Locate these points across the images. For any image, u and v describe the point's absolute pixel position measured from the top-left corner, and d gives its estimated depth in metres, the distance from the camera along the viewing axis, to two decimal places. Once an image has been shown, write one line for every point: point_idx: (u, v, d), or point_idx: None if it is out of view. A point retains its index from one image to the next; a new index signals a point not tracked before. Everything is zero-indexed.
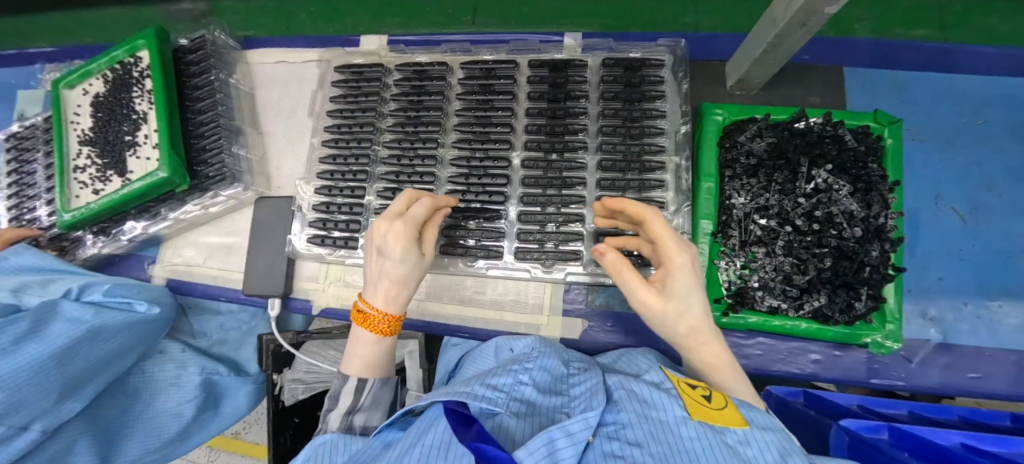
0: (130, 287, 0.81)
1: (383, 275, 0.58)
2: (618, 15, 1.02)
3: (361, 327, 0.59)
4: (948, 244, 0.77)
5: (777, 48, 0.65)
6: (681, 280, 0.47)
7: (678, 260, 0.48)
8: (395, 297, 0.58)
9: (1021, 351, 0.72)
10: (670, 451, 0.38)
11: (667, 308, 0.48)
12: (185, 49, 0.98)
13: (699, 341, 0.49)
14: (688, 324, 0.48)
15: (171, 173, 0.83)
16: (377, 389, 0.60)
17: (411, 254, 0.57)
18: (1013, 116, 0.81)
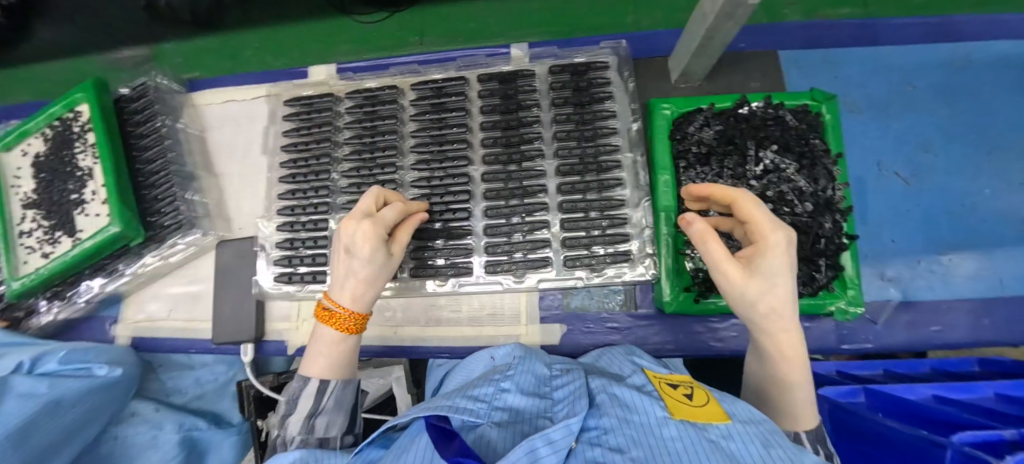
0: (87, 352, 0.79)
1: (350, 274, 0.56)
2: (562, 21, 1.05)
3: (327, 326, 0.56)
4: (896, 207, 0.81)
5: (711, 40, 0.68)
6: (773, 258, 0.45)
7: (773, 239, 0.46)
8: (364, 297, 0.57)
9: (973, 300, 0.77)
10: (650, 451, 0.36)
11: (751, 282, 0.45)
12: (127, 98, 0.95)
13: (775, 327, 0.45)
14: (771, 304, 0.44)
15: (124, 227, 0.80)
16: (340, 390, 0.56)
17: (380, 251, 0.57)
18: (938, 80, 0.86)
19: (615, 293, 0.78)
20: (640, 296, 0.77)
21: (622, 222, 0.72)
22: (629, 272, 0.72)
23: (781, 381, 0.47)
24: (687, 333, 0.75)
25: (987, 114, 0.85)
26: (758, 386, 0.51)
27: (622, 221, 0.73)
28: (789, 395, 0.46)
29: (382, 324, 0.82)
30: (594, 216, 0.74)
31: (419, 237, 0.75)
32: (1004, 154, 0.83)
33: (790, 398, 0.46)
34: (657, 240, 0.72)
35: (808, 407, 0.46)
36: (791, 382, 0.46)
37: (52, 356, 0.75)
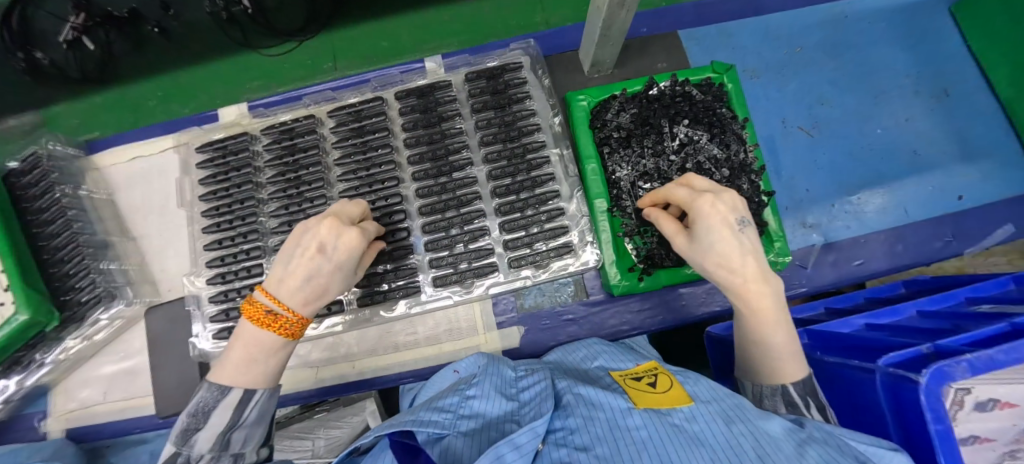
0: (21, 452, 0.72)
1: (316, 279, 0.49)
2: (473, 29, 1.06)
3: (268, 328, 0.47)
4: (807, 158, 0.88)
5: (611, 30, 0.71)
6: (703, 221, 0.48)
7: (703, 205, 0.49)
8: (315, 305, 0.51)
9: (886, 230, 0.84)
10: (620, 446, 0.36)
11: (693, 248, 0.50)
12: (17, 172, 0.86)
13: (730, 283, 0.47)
14: (715, 262, 0.47)
15: (35, 312, 0.72)
16: (264, 401, 0.48)
17: (356, 264, 0.52)
18: (821, 38, 0.94)
19: (565, 284, 0.79)
20: (589, 283, 0.79)
21: (559, 213, 0.75)
22: (574, 263, 0.74)
23: (754, 339, 0.48)
24: (640, 311, 0.77)
25: (868, 62, 0.93)
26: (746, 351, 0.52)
27: (559, 214, 0.75)
28: (766, 349, 0.47)
29: (338, 361, 0.79)
30: (531, 214, 0.75)
31: None
32: (888, 95, 0.92)
33: (765, 351, 0.47)
34: (595, 227, 0.74)
35: (789, 357, 0.46)
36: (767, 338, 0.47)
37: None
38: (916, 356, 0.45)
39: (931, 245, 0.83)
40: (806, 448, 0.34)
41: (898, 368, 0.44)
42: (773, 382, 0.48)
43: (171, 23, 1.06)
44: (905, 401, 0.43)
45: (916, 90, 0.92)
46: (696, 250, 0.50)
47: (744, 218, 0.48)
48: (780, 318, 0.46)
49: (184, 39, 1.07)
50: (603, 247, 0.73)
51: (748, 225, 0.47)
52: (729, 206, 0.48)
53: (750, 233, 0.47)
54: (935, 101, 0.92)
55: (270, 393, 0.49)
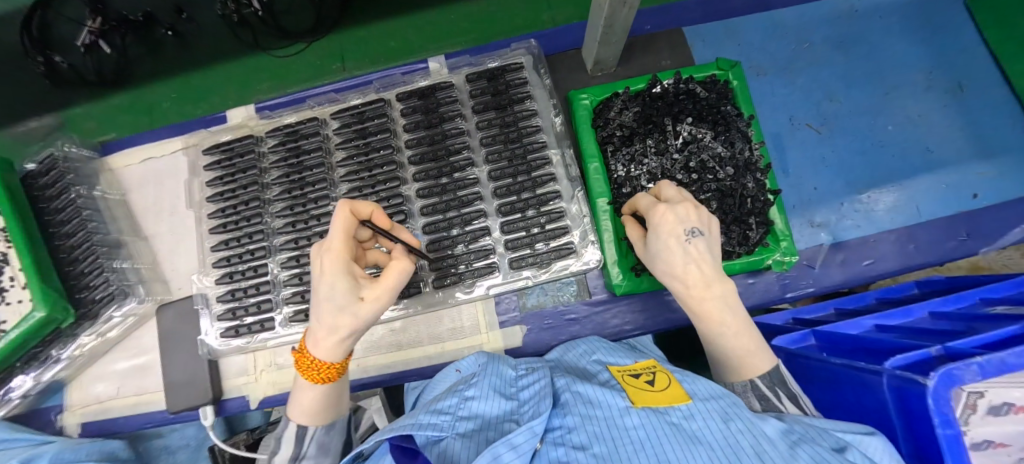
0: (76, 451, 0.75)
1: (322, 326, 0.48)
2: (480, 29, 1.06)
3: (306, 378, 0.53)
4: (813, 156, 0.86)
5: (613, 27, 0.70)
6: (653, 234, 0.54)
7: (654, 218, 0.54)
8: (343, 344, 0.50)
9: (896, 229, 0.82)
10: (619, 447, 0.35)
11: (649, 255, 0.57)
12: (35, 173, 0.88)
13: (678, 287, 0.52)
14: (664, 268, 0.53)
15: (51, 310, 0.74)
16: (321, 434, 0.57)
17: (338, 298, 0.46)
18: (830, 33, 0.92)
19: (567, 284, 0.79)
20: (591, 283, 0.79)
21: (560, 215, 0.74)
22: (576, 263, 0.73)
23: (711, 337, 0.52)
24: (643, 310, 0.77)
25: (879, 57, 0.91)
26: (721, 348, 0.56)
27: (560, 214, 0.74)
28: (721, 346, 0.52)
29: None
30: (532, 213, 0.75)
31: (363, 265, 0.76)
32: (899, 91, 0.90)
33: (721, 347, 0.51)
34: (597, 227, 0.73)
35: (740, 356, 0.50)
36: (720, 335, 0.51)
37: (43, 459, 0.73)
38: (925, 359, 0.44)
39: (945, 244, 0.80)
40: (802, 444, 0.35)
41: (906, 371, 0.43)
42: (737, 379, 0.52)
43: (185, 26, 1.09)
44: (913, 404, 0.43)
45: (929, 85, 0.90)
46: (650, 257, 0.56)
47: (694, 229, 0.51)
48: (730, 320, 0.50)
49: (198, 39, 1.10)
50: (605, 246, 0.73)
51: (697, 236, 0.51)
52: (678, 218, 0.52)
53: (698, 243, 0.51)
54: (950, 97, 0.89)
55: (326, 427, 0.57)
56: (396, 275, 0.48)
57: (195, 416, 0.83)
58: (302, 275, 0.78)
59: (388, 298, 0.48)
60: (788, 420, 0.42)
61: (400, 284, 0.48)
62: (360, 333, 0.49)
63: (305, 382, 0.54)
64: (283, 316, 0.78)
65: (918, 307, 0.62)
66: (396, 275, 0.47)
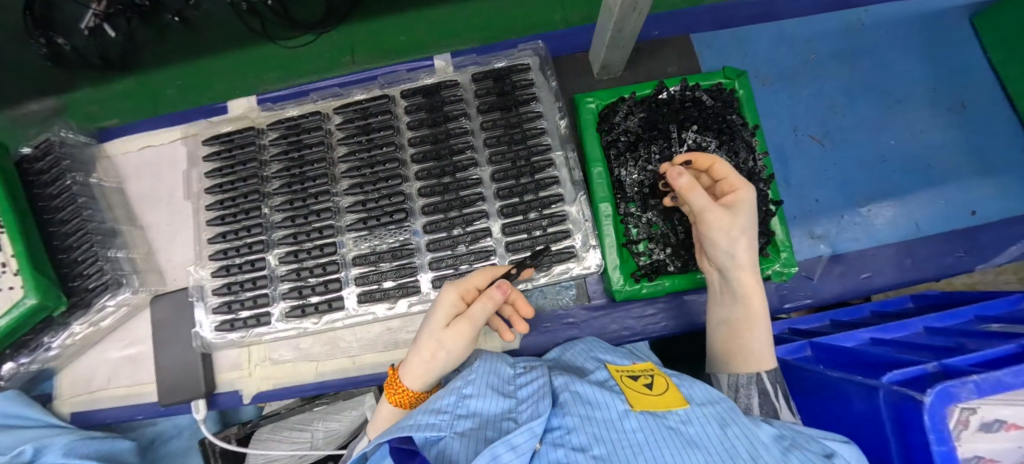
0: (89, 443, 0.76)
1: (415, 351, 0.54)
2: (492, 26, 1.06)
3: (387, 396, 0.56)
4: (816, 168, 0.87)
5: (621, 32, 0.70)
6: (749, 206, 0.55)
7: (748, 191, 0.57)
8: (429, 376, 0.54)
9: (895, 243, 0.82)
10: (617, 450, 0.35)
11: (736, 220, 0.53)
12: (30, 157, 0.87)
13: (748, 262, 0.54)
14: (747, 239, 0.54)
15: (43, 297, 0.73)
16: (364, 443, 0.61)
17: (434, 318, 0.54)
18: (836, 45, 0.92)
19: (567, 288, 0.79)
20: (591, 288, 0.79)
21: (562, 218, 0.74)
22: (577, 267, 0.73)
23: (749, 320, 0.54)
24: (642, 316, 0.77)
25: (884, 71, 0.92)
26: (725, 338, 0.56)
27: (562, 217, 0.74)
28: (752, 332, 0.53)
29: (338, 356, 0.79)
30: (534, 216, 0.75)
31: (363, 262, 0.76)
32: (903, 106, 0.90)
33: (756, 334, 0.53)
34: (599, 231, 0.74)
35: (766, 348, 0.53)
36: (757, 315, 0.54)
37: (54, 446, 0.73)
38: (922, 374, 0.44)
39: (942, 260, 0.81)
40: (793, 449, 0.36)
41: (902, 386, 0.43)
42: (750, 370, 0.52)
43: (192, 12, 1.07)
44: (907, 420, 0.43)
45: (933, 101, 0.90)
46: (738, 223, 0.53)
47: None
48: (764, 307, 0.54)
49: (205, 28, 1.09)
50: (606, 251, 0.73)
51: None
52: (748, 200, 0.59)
53: None
54: (952, 113, 0.90)
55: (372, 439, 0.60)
56: (482, 306, 0.53)
57: (187, 409, 0.82)
58: (300, 270, 0.77)
59: (472, 328, 0.53)
60: (777, 425, 0.42)
61: (482, 316, 0.53)
62: (436, 363, 0.53)
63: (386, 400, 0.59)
64: (280, 310, 0.78)
65: (913, 322, 0.62)
66: (476, 310, 0.53)
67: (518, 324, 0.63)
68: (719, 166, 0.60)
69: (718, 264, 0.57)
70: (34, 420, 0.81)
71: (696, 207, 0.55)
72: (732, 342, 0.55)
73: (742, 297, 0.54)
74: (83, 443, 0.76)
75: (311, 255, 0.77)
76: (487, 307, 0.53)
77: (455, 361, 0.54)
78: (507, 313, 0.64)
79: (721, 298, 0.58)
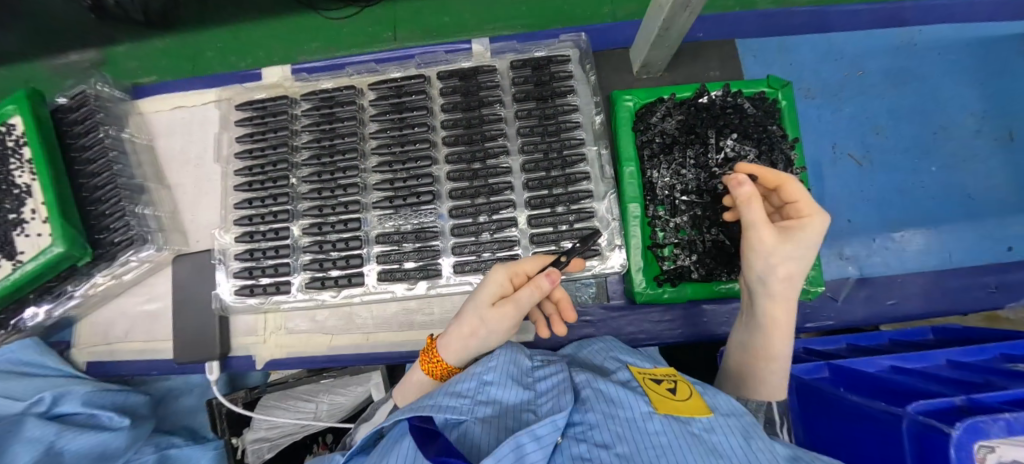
0: (106, 396, 0.78)
1: (457, 325, 0.57)
2: (538, 14, 1.04)
3: (420, 364, 0.60)
4: (852, 188, 0.84)
5: (668, 31, 0.68)
6: (806, 235, 0.50)
7: (816, 224, 0.51)
8: (466, 352, 0.56)
9: (925, 272, 0.80)
10: (641, 450, 0.35)
11: (780, 249, 0.49)
12: (65, 108, 0.87)
13: (784, 295, 0.50)
14: (789, 271, 0.49)
15: (71, 247, 0.73)
16: (382, 411, 0.63)
17: (481, 295, 0.56)
18: (884, 63, 0.90)
19: (586, 285, 0.78)
20: (611, 288, 0.78)
21: (589, 215, 0.73)
22: (599, 265, 0.73)
23: (767, 352, 0.52)
24: (659, 321, 0.76)
25: (933, 94, 0.89)
26: (739, 359, 0.56)
27: (589, 214, 0.73)
28: (767, 363, 0.52)
29: (352, 331, 0.80)
30: (561, 211, 0.74)
31: (387, 240, 0.76)
32: (948, 132, 0.87)
33: (769, 368, 0.52)
34: (625, 232, 0.73)
35: (778, 381, 0.53)
36: (779, 351, 0.51)
37: (72, 396, 0.75)
38: (947, 407, 0.43)
39: (972, 293, 0.79)
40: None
41: (928, 417, 0.42)
42: (758, 398, 0.54)
43: None
44: (933, 453, 0.41)
45: (980, 129, 0.87)
46: (781, 252, 0.49)
47: None
48: (787, 344, 0.52)
49: None
50: (631, 252, 0.72)
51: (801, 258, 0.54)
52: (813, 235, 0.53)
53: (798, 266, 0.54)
54: (998, 144, 0.87)
55: (391, 405, 0.63)
56: (529, 292, 0.54)
57: (201, 369, 0.83)
58: (322, 243, 0.78)
59: (516, 312, 0.55)
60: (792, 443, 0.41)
61: (528, 302, 0.54)
62: (474, 339, 0.55)
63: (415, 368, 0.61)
64: (300, 280, 0.78)
65: (937, 354, 0.60)
66: (523, 294, 0.54)
67: (546, 330, 0.62)
68: (787, 187, 0.56)
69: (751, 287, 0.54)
70: (53, 369, 0.83)
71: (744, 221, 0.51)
72: (746, 367, 0.54)
73: (763, 328, 0.52)
74: (99, 394, 0.77)
75: (335, 229, 0.77)
76: (534, 293, 0.54)
77: (493, 340, 0.57)
78: (549, 310, 0.64)
79: (746, 321, 0.57)
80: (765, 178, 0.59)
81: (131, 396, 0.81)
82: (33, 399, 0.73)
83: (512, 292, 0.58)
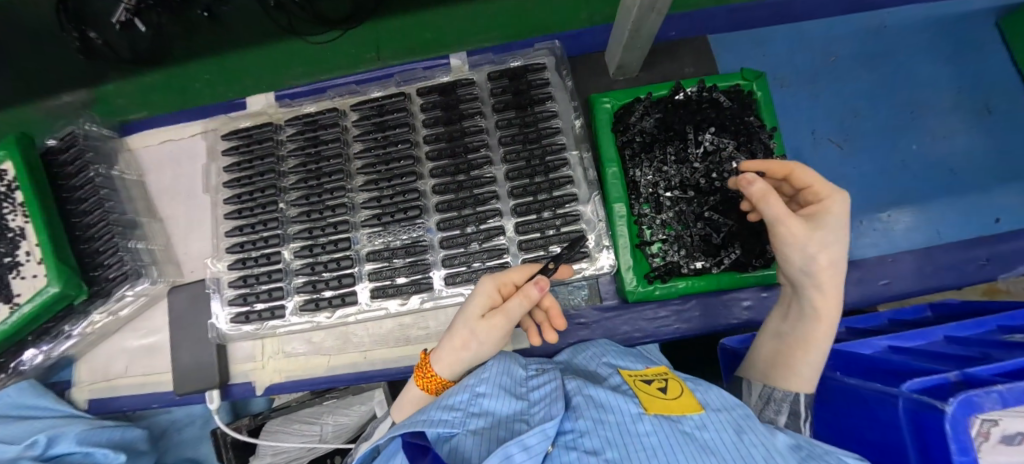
0: (101, 432, 0.78)
1: (449, 338, 0.57)
2: (518, 24, 1.06)
3: (415, 379, 0.60)
4: (834, 172, 0.85)
5: (639, 32, 0.69)
6: (833, 216, 0.50)
7: (838, 202, 0.51)
8: (459, 365, 0.57)
9: (916, 250, 0.80)
10: (631, 453, 0.35)
11: (814, 236, 0.49)
12: (55, 150, 0.88)
13: (829, 283, 0.50)
14: (829, 258, 0.49)
15: (65, 286, 0.74)
16: (382, 427, 0.63)
17: (471, 307, 0.57)
18: (857, 48, 0.91)
19: (579, 288, 0.79)
20: (603, 289, 0.79)
21: (575, 218, 0.74)
22: (589, 267, 0.73)
23: (806, 342, 0.51)
24: (654, 319, 0.76)
25: (907, 75, 0.90)
26: (773, 351, 0.56)
27: (575, 218, 0.74)
28: (804, 354, 0.51)
29: (349, 350, 0.80)
30: (547, 216, 0.75)
31: (377, 258, 0.76)
32: (926, 110, 0.88)
33: (803, 357, 0.51)
34: (613, 232, 0.74)
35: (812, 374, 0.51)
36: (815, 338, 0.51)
37: (66, 436, 0.75)
38: (942, 383, 0.41)
39: (965, 268, 0.79)
40: (808, 460, 0.35)
41: (924, 394, 0.40)
42: (784, 387, 0.52)
43: (222, 8, 1.10)
44: (931, 432, 0.39)
45: (957, 106, 0.88)
46: (816, 239, 0.49)
47: None
48: (831, 333, 0.51)
49: (235, 24, 1.12)
50: (619, 252, 0.73)
51: None
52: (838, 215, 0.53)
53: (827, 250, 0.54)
54: (975, 118, 0.88)
55: (391, 422, 0.63)
56: (518, 302, 0.55)
57: (201, 399, 0.83)
58: (314, 264, 0.78)
59: (507, 323, 0.56)
60: (786, 432, 0.41)
61: (518, 312, 0.55)
62: (466, 352, 0.56)
63: (411, 384, 0.61)
64: (294, 303, 0.79)
65: (935, 330, 0.59)
66: (513, 304, 0.55)
67: (534, 335, 0.67)
68: (796, 173, 0.56)
69: (793, 279, 0.53)
70: (53, 410, 0.84)
71: (766, 218, 0.50)
72: (779, 359, 0.54)
73: (809, 319, 0.51)
74: (95, 432, 0.77)
75: (326, 250, 0.78)
76: (524, 302, 0.55)
77: (486, 352, 0.57)
78: (539, 318, 0.65)
79: (786, 313, 0.57)
80: (771, 171, 0.59)
81: (127, 431, 0.80)
82: (27, 442, 0.73)
83: (501, 303, 0.58)
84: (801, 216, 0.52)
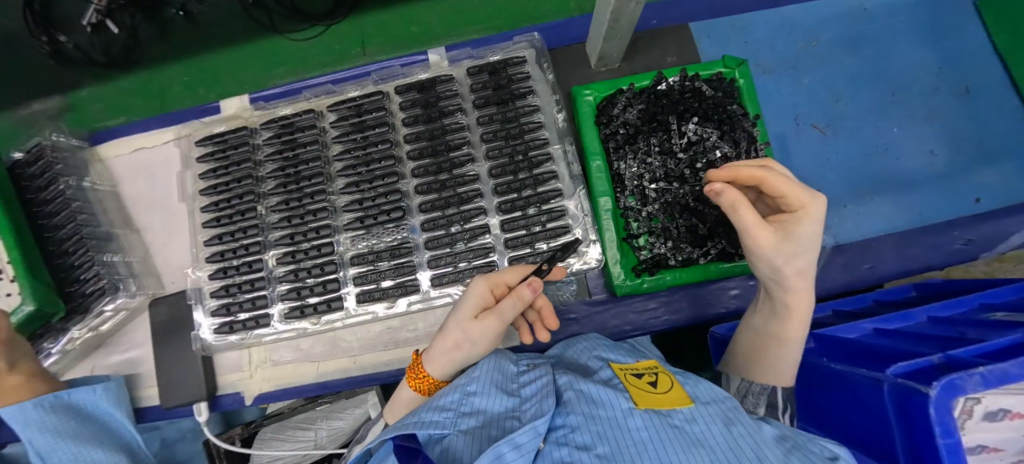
0: None
1: (440, 339, 0.57)
2: (505, 16, 1.04)
3: (407, 381, 0.60)
4: (817, 158, 0.85)
5: (618, 22, 0.68)
6: (806, 228, 0.47)
7: (814, 210, 0.47)
8: (450, 367, 0.56)
9: (899, 232, 0.81)
10: (622, 448, 0.34)
11: (782, 248, 0.47)
12: (22, 163, 0.85)
13: (799, 286, 0.49)
14: (798, 267, 0.48)
15: (42, 304, 0.72)
16: (375, 429, 0.63)
17: (462, 306, 0.56)
18: (838, 32, 0.91)
19: (567, 283, 0.78)
20: (591, 283, 0.78)
21: (561, 213, 0.73)
22: (578, 262, 0.72)
23: (779, 336, 0.52)
24: (642, 312, 0.76)
25: (885, 58, 0.90)
26: (753, 341, 0.56)
27: (561, 213, 0.73)
28: (779, 348, 0.52)
29: (339, 355, 0.79)
30: (533, 212, 0.74)
31: (362, 261, 0.75)
32: (906, 93, 0.89)
33: (778, 352, 0.52)
34: (599, 226, 0.73)
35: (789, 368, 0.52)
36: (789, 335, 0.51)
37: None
38: (927, 367, 0.41)
39: (947, 248, 0.79)
40: (796, 450, 0.35)
41: (908, 379, 0.40)
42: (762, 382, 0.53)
43: (196, 6, 1.08)
44: (916, 417, 0.39)
45: (937, 87, 0.89)
46: (784, 253, 0.47)
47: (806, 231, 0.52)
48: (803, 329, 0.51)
49: (212, 24, 1.09)
50: (606, 246, 0.73)
51: None
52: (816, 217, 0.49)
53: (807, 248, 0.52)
54: (955, 99, 0.88)
55: (383, 426, 0.63)
56: (511, 303, 0.54)
57: (189, 412, 0.81)
58: (298, 271, 0.77)
59: (500, 323, 0.55)
60: (774, 423, 0.41)
61: (511, 313, 0.54)
62: (457, 353, 0.55)
63: (402, 388, 0.61)
64: (279, 310, 0.77)
65: (917, 312, 0.59)
66: (506, 303, 0.54)
67: (525, 334, 0.66)
68: (769, 182, 0.50)
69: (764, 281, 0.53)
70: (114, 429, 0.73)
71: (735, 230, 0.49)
72: (758, 353, 0.54)
73: (783, 317, 0.51)
74: None
75: (308, 255, 0.77)
76: (518, 301, 0.54)
77: (477, 353, 0.56)
78: (530, 317, 0.65)
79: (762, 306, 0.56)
80: (740, 179, 0.54)
81: None
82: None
83: (494, 304, 0.57)
84: (775, 223, 0.49)
